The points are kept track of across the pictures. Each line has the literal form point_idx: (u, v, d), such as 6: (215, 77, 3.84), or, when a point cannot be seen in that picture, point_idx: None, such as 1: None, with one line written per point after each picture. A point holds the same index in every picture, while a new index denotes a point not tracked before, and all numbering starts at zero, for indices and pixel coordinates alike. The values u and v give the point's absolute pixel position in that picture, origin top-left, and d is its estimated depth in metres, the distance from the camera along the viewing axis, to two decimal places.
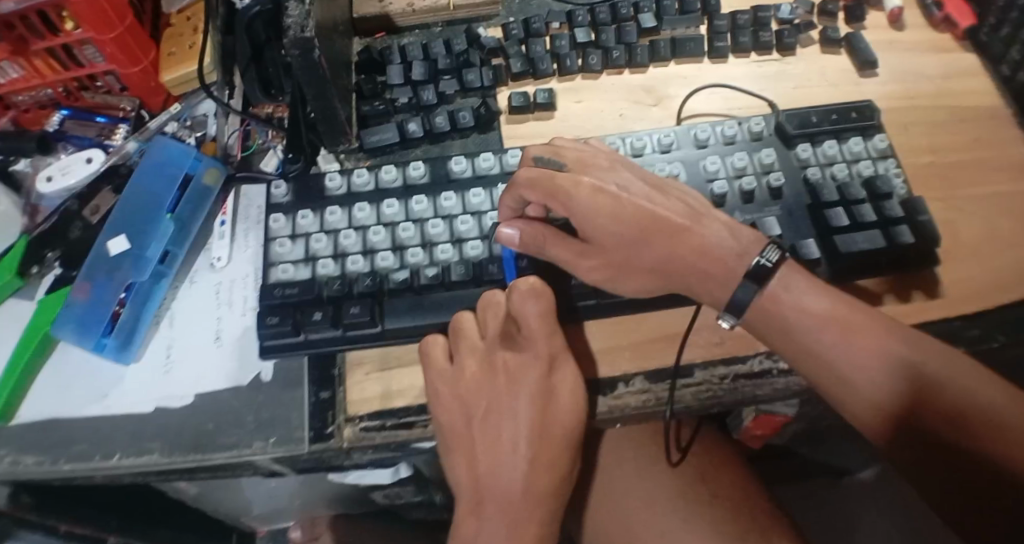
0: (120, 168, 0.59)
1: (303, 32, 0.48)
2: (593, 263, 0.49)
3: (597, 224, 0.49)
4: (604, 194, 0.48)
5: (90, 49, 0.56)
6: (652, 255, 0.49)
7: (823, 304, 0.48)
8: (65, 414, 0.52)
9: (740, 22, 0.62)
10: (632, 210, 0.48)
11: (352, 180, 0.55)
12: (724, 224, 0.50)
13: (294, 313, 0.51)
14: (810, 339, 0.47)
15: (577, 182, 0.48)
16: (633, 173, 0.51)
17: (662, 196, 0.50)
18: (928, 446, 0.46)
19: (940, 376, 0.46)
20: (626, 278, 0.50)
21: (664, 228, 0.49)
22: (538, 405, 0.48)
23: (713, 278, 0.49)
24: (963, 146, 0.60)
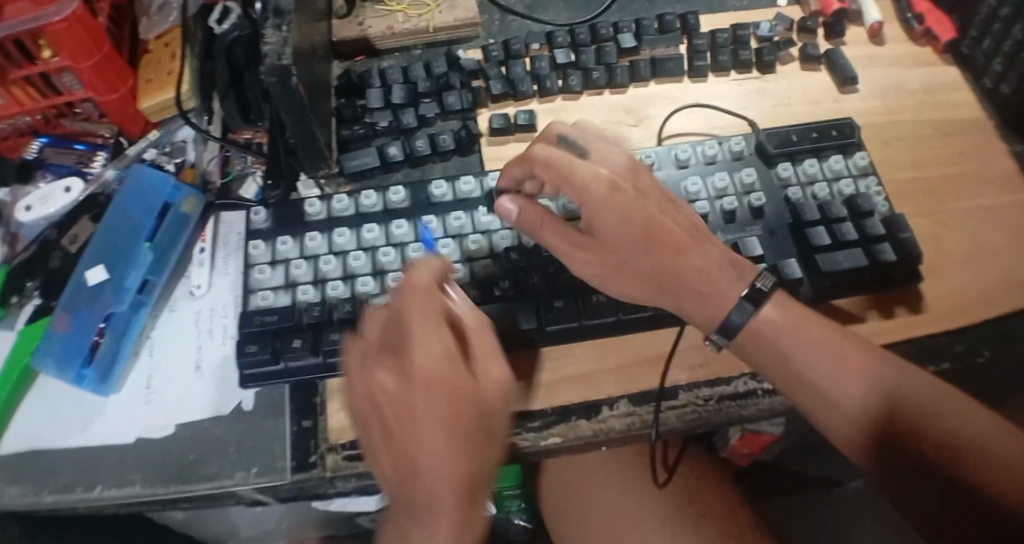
0: (99, 196, 0.58)
1: (279, 60, 0.47)
2: (588, 261, 0.48)
3: (603, 225, 0.47)
4: (618, 192, 0.47)
5: (67, 76, 0.56)
6: (647, 269, 0.48)
7: (811, 328, 0.47)
8: (46, 447, 0.51)
9: (719, 41, 0.62)
10: (641, 219, 0.47)
11: (332, 206, 0.55)
12: (724, 253, 0.49)
13: (274, 340, 0.51)
14: (800, 363, 0.47)
15: (593, 172, 0.47)
16: (653, 181, 0.50)
17: (673, 214, 0.49)
18: (915, 472, 0.45)
19: (926, 401, 0.45)
20: (617, 281, 0.48)
21: (668, 242, 0.47)
22: (437, 403, 0.42)
23: (710, 300, 0.48)
24: (946, 161, 0.60)
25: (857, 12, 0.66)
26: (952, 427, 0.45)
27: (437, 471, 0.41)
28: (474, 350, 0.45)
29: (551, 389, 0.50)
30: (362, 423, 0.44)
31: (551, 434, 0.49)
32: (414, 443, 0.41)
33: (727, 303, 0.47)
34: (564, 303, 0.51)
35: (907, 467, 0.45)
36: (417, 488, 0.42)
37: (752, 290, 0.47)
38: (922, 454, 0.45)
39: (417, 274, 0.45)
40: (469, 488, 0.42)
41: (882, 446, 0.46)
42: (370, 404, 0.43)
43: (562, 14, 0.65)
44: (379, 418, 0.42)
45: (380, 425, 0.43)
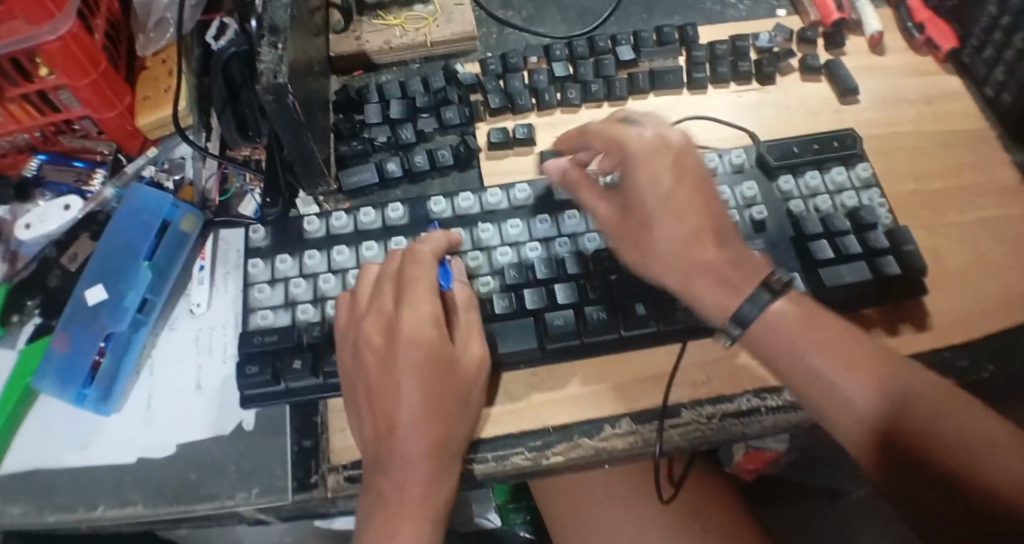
0: (98, 214, 0.58)
1: (275, 78, 0.47)
2: (610, 218, 0.50)
3: (634, 189, 0.49)
4: (660, 155, 0.49)
5: (65, 93, 0.56)
6: (658, 240, 0.48)
7: (825, 326, 0.46)
8: (47, 466, 0.51)
9: (719, 52, 0.62)
10: (670, 187, 0.48)
11: (331, 223, 0.55)
12: (741, 252, 0.48)
13: (273, 361, 0.50)
14: (811, 359, 0.45)
15: (640, 136, 0.49)
16: (694, 164, 0.49)
17: (703, 199, 0.49)
18: (927, 484, 0.42)
19: (943, 410, 0.43)
20: (639, 247, 0.49)
21: (692, 216, 0.48)
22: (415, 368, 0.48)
23: (721, 288, 0.47)
24: (946, 172, 0.60)
25: (857, 22, 0.66)
26: (971, 441, 0.42)
27: (410, 423, 0.47)
28: (461, 329, 0.50)
29: (552, 408, 0.50)
30: (349, 381, 0.48)
31: (552, 452, 0.49)
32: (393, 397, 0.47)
33: (742, 287, 0.47)
34: (565, 321, 0.50)
35: (919, 480, 0.42)
36: (390, 438, 0.47)
37: (768, 282, 0.46)
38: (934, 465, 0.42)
39: (421, 247, 0.50)
40: (435, 448, 0.47)
41: (892, 455, 0.43)
42: (358, 357, 0.48)
43: (560, 26, 0.65)
44: (364, 371, 0.48)
45: (363, 377, 0.48)
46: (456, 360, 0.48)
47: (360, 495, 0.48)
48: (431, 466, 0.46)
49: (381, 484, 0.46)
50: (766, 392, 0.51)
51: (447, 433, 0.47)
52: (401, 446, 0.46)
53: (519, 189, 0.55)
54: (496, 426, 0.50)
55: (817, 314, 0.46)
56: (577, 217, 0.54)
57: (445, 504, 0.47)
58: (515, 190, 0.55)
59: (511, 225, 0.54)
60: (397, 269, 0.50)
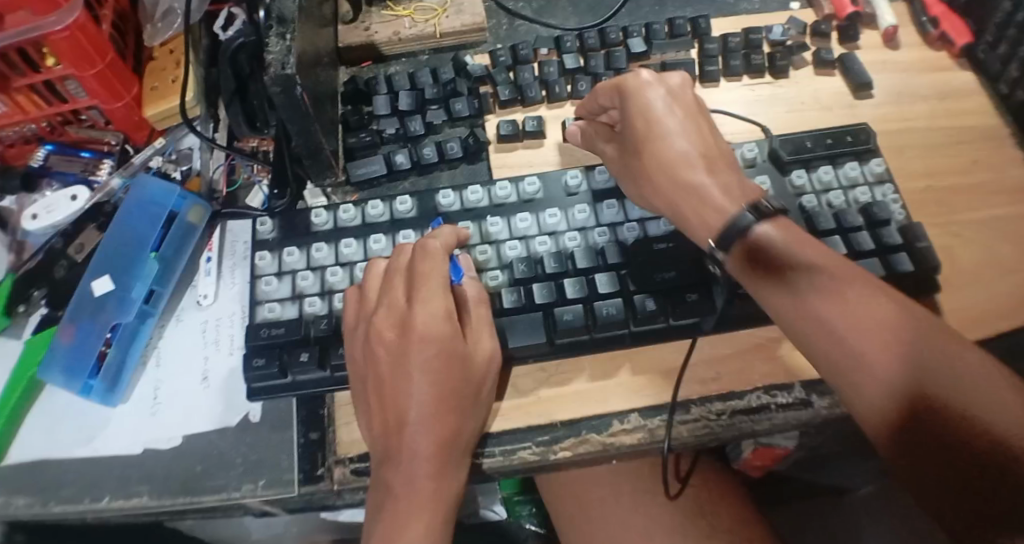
0: (105, 205, 0.58)
1: (284, 69, 0.47)
2: (616, 161, 0.53)
3: (630, 122, 0.51)
4: (660, 88, 0.51)
5: (72, 84, 0.55)
6: (649, 163, 0.50)
7: (838, 274, 0.43)
8: (54, 456, 0.51)
9: (731, 45, 0.61)
10: (663, 114, 0.51)
11: (339, 216, 0.54)
12: (734, 179, 0.49)
13: (280, 354, 0.50)
14: (820, 307, 0.43)
15: (638, 74, 0.52)
16: (689, 101, 0.52)
17: (696, 130, 0.51)
18: (937, 451, 0.39)
19: (961, 377, 0.39)
20: (637, 183, 0.52)
21: (683, 140, 0.50)
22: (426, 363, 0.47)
23: (706, 203, 0.48)
24: (959, 169, 0.59)
25: (871, 16, 0.65)
26: (993, 415, 0.38)
27: (419, 419, 0.46)
28: (472, 325, 0.49)
29: (560, 403, 0.50)
30: (359, 376, 0.48)
31: (560, 448, 0.49)
32: (404, 392, 0.47)
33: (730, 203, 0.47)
34: (575, 316, 0.50)
35: (926, 451, 0.39)
36: (399, 434, 0.46)
37: (755, 206, 0.46)
38: (945, 437, 0.39)
39: (432, 240, 0.49)
40: (444, 444, 0.46)
41: (902, 423, 0.40)
42: (369, 351, 0.48)
43: (571, 18, 0.64)
44: (375, 366, 0.48)
45: (374, 372, 0.48)
46: (467, 357, 0.48)
47: (369, 489, 0.48)
48: (440, 462, 0.46)
49: (388, 479, 0.46)
50: (776, 389, 0.50)
51: (456, 430, 0.47)
52: (410, 441, 0.46)
53: (528, 183, 0.55)
54: (505, 421, 0.50)
55: (832, 266, 0.44)
56: (587, 211, 0.54)
57: (452, 498, 0.48)
58: (524, 184, 0.55)
59: (519, 219, 0.53)
60: (408, 262, 0.50)
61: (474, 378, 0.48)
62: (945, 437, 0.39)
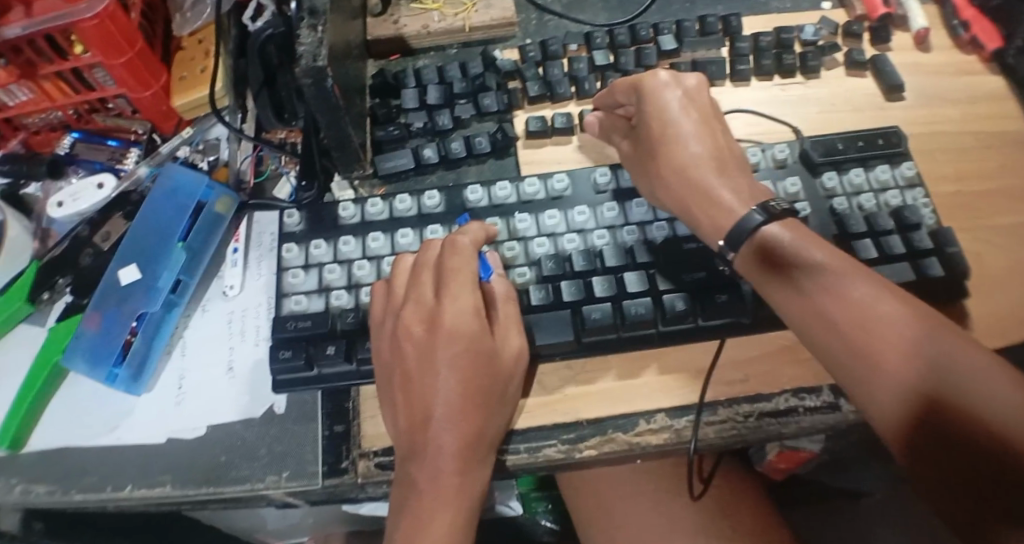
0: (132, 194, 0.58)
1: (315, 61, 0.47)
2: (631, 156, 0.54)
3: (646, 120, 0.52)
4: (677, 89, 0.52)
5: (100, 72, 0.56)
6: (661, 162, 0.51)
7: (849, 276, 0.44)
8: (77, 444, 0.51)
9: (762, 45, 0.60)
10: (678, 115, 0.51)
11: (366, 209, 0.54)
12: (745, 182, 0.50)
13: (307, 347, 0.50)
14: (830, 310, 0.44)
15: (655, 74, 0.52)
16: (705, 101, 0.52)
17: (709, 131, 0.51)
18: (948, 455, 0.39)
19: (971, 378, 0.40)
20: (650, 180, 0.52)
21: (697, 141, 0.50)
22: (454, 360, 0.47)
23: (717, 204, 0.49)
24: (988, 174, 0.58)
25: (902, 17, 0.64)
26: (1004, 415, 0.39)
27: (444, 415, 0.46)
28: (498, 322, 0.49)
29: (586, 402, 0.50)
30: (383, 370, 0.48)
31: (585, 446, 0.48)
32: (431, 387, 0.47)
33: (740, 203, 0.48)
34: (603, 314, 0.50)
35: (935, 452, 0.40)
36: (424, 428, 0.46)
37: (764, 206, 0.47)
38: (953, 437, 0.40)
39: (462, 236, 0.49)
40: (470, 442, 0.46)
41: (911, 424, 0.41)
42: (395, 346, 0.47)
43: (600, 14, 0.64)
44: (401, 360, 0.47)
45: (400, 367, 0.47)
46: (495, 354, 0.47)
47: (393, 484, 0.48)
48: (467, 459, 0.46)
49: (414, 476, 0.46)
50: (804, 392, 0.50)
51: (482, 428, 0.47)
52: (438, 438, 0.46)
53: (557, 179, 0.54)
54: (531, 418, 0.49)
55: (845, 269, 0.45)
56: (616, 209, 0.53)
57: (477, 495, 0.47)
58: (553, 180, 0.54)
59: (548, 216, 0.53)
60: (436, 258, 0.49)
61: (502, 375, 0.47)
62: (954, 437, 0.40)
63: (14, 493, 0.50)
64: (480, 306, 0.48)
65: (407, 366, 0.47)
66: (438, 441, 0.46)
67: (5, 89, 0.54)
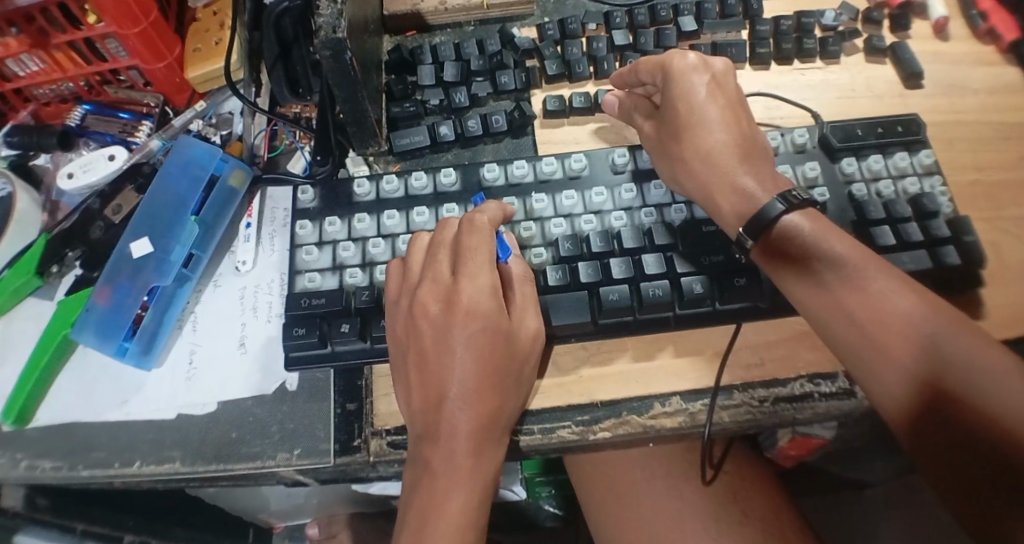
0: (144, 166, 0.57)
1: (334, 32, 0.46)
2: (652, 138, 0.53)
3: (671, 103, 0.51)
4: (705, 73, 0.51)
5: (113, 42, 0.55)
6: (684, 147, 0.51)
7: (868, 269, 0.45)
8: (86, 419, 0.51)
9: (784, 28, 0.60)
10: (704, 100, 0.51)
11: (381, 187, 0.54)
12: (768, 171, 0.49)
13: (321, 324, 0.50)
14: (851, 305, 0.44)
15: (684, 56, 0.52)
16: (732, 86, 0.52)
17: (734, 117, 0.51)
18: (958, 445, 0.41)
19: (986, 376, 0.41)
20: (673, 164, 0.51)
21: (723, 129, 0.50)
22: (471, 342, 0.46)
23: (741, 190, 0.48)
24: (1008, 165, 0.58)
25: (923, 5, 0.64)
26: (1016, 416, 0.40)
27: (460, 396, 0.46)
28: (515, 301, 0.48)
29: (600, 384, 0.49)
30: (397, 350, 0.48)
31: (599, 428, 0.48)
32: (446, 368, 0.46)
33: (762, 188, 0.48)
34: (620, 297, 0.49)
35: (945, 446, 0.41)
36: (439, 410, 0.46)
37: (785, 198, 0.46)
38: (964, 432, 0.41)
39: (479, 215, 0.48)
40: (484, 423, 0.46)
41: (925, 417, 0.42)
42: (411, 325, 0.47)
43: None
44: (417, 340, 0.47)
45: (416, 346, 0.47)
46: (512, 335, 0.47)
47: (406, 463, 0.48)
48: (480, 441, 0.46)
49: (427, 456, 0.46)
50: (820, 378, 0.49)
51: (498, 409, 0.46)
52: (453, 418, 0.46)
53: (574, 159, 0.54)
54: (546, 399, 0.49)
55: (867, 264, 0.45)
56: (634, 191, 0.53)
57: (490, 475, 0.47)
58: (570, 160, 0.54)
59: (565, 197, 0.52)
60: (453, 236, 0.49)
61: (519, 357, 0.47)
62: (967, 432, 0.40)
63: (19, 468, 0.49)
64: (497, 288, 0.48)
65: (421, 347, 0.47)
66: (453, 421, 0.46)
67: (15, 58, 0.54)
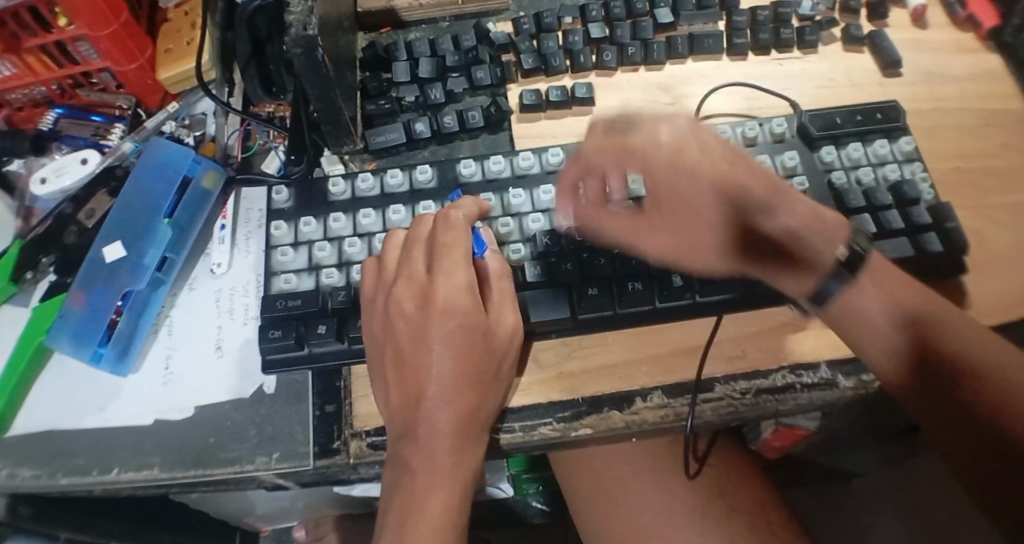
0: (116, 169, 0.56)
1: (305, 30, 0.45)
2: (660, 239, 0.50)
3: (660, 189, 0.51)
4: (679, 161, 0.50)
5: (84, 45, 0.54)
6: (718, 244, 0.49)
7: (880, 280, 0.47)
8: (63, 426, 0.50)
9: (760, 18, 0.59)
10: (697, 189, 0.50)
11: (357, 185, 0.53)
12: (807, 212, 0.48)
13: (298, 326, 0.49)
14: (865, 309, 0.47)
15: (642, 139, 0.51)
16: (711, 137, 0.51)
17: (743, 181, 0.49)
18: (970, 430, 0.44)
19: (987, 363, 0.44)
20: (704, 263, 0.49)
21: (737, 214, 0.49)
22: (453, 339, 0.46)
23: (781, 264, 0.48)
24: (990, 152, 0.57)
25: None
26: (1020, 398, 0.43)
27: (439, 394, 0.45)
28: (492, 297, 0.48)
29: (582, 379, 0.49)
30: (373, 351, 0.47)
31: (581, 424, 0.48)
32: (426, 366, 0.46)
33: (803, 248, 0.48)
34: (599, 291, 0.49)
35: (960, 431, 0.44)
36: (417, 408, 0.45)
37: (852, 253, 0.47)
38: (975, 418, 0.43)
39: (455, 212, 0.48)
40: (464, 422, 0.45)
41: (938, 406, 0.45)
42: (387, 323, 0.46)
43: None
44: (394, 338, 0.46)
45: (393, 344, 0.46)
46: (492, 330, 0.47)
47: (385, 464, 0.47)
48: (463, 438, 0.46)
49: (406, 456, 0.45)
50: (802, 368, 0.49)
51: (477, 405, 0.46)
52: (436, 417, 0.45)
53: (552, 153, 0.53)
54: (526, 396, 0.49)
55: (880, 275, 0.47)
56: None
57: (470, 474, 0.47)
58: (547, 154, 0.53)
59: (543, 192, 0.52)
60: (428, 234, 0.49)
61: (502, 353, 0.47)
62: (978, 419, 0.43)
63: None
64: (475, 284, 0.48)
65: (403, 346, 0.46)
66: (436, 420, 0.45)
67: None
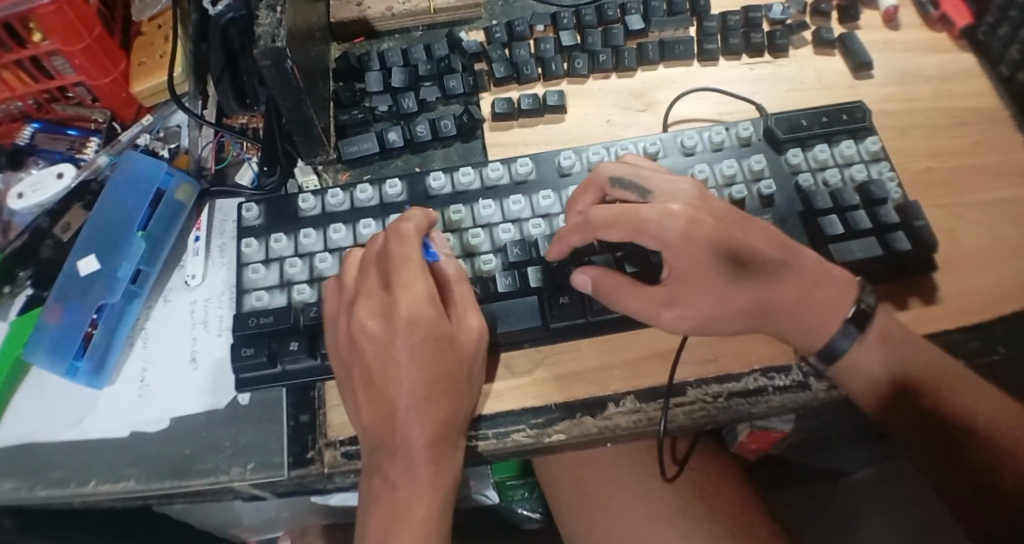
0: (91, 183, 0.57)
1: (274, 42, 0.45)
2: (680, 313, 0.47)
3: (678, 267, 0.47)
4: (696, 228, 0.46)
5: (59, 60, 0.54)
6: (734, 310, 0.47)
7: (868, 331, 0.48)
8: (40, 440, 0.50)
9: (731, 23, 0.60)
10: (715, 262, 0.46)
11: (327, 200, 0.53)
12: (816, 276, 0.48)
13: (270, 343, 0.49)
14: (858, 362, 0.48)
15: (654, 212, 0.46)
16: (724, 204, 0.48)
17: (759, 248, 0.47)
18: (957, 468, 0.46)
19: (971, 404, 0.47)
20: (716, 324, 0.47)
21: (757, 281, 0.47)
22: (419, 354, 0.45)
23: (795, 322, 0.48)
24: (963, 150, 0.58)
25: None
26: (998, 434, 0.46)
27: (410, 407, 0.45)
28: (452, 302, 0.48)
29: (555, 385, 0.49)
30: (343, 368, 0.47)
31: (554, 430, 0.48)
32: (394, 382, 0.46)
33: (807, 311, 0.48)
34: (569, 300, 0.49)
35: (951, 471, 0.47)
36: (392, 422, 0.46)
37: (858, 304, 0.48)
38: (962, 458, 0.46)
39: (405, 224, 0.48)
40: (440, 430, 0.45)
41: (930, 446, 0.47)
42: (353, 342, 0.46)
43: None
44: (360, 357, 0.46)
45: (360, 361, 0.46)
46: (458, 337, 0.46)
47: (362, 474, 0.47)
48: (443, 445, 0.46)
49: (387, 469, 0.46)
50: (773, 371, 0.49)
51: (451, 414, 0.46)
52: (413, 429, 0.45)
53: (521, 163, 0.54)
54: (498, 403, 0.49)
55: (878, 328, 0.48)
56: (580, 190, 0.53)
57: (453, 478, 0.47)
58: (516, 164, 0.54)
59: (512, 202, 0.52)
60: (380, 251, 0.48)
61: (468, 360, 0.46)
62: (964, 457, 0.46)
63: None
64: (435, 294, 0.47)
65: (371, 365, 0.46)
66: (414, 432, 0.45)
67: None
